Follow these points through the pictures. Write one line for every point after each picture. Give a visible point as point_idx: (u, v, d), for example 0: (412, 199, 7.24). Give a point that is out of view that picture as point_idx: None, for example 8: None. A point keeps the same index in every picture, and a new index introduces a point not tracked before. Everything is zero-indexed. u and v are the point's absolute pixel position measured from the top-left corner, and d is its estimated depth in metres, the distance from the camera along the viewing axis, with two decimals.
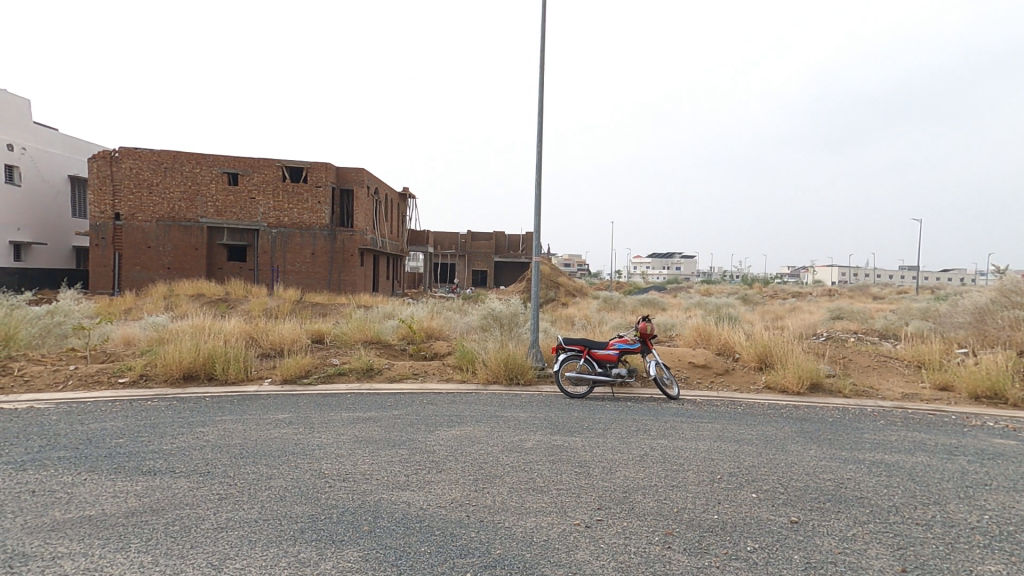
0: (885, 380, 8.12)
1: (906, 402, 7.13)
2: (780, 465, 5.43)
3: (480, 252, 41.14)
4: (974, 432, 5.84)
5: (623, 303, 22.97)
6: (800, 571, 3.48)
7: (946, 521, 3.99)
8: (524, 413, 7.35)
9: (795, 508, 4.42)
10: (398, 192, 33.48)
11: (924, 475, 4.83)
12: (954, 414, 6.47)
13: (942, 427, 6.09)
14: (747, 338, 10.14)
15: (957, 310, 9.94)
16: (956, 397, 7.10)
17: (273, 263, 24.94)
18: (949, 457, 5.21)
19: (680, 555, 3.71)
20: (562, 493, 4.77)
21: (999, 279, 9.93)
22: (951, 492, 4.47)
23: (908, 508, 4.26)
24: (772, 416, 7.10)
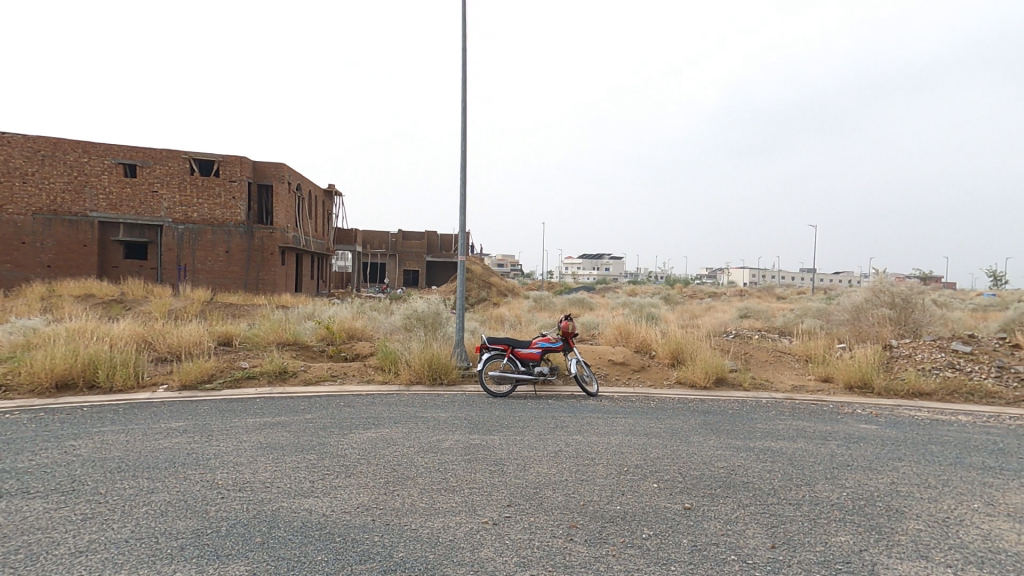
0: (778, 373, 8.82)
1: (795, 393, 7.78)
2: (681, 455, 5.76)
3: (412, 251, 40.75)
4: (845, 418, 6.49)
5: (553, 303, 23.45)
6: (687, 555, 3.67)
7: (813, 499, 4.40)
8: (445, 413, 7.33)
9: (690, 495, 4.70)
10: (322, 189, 32.46)
11: (801, 459, 5.32)
12: (832, 403, 7.13)
13: (820, 414, 6.70)
14: (663, 336, 10.66)
15: (839, 309, 11.05)
16: (834, 387, 7.81)
17: (180, 261, 23.32)
18: (823, 441, 5.76)
19: (580, 547, 3.83)
20: (473, 491, 4.80)
21: (875, 278, 11.00)
22: (820, 474, 4.92)
23: (784, 490, 4.65)
24: (680, 410, 7.52)
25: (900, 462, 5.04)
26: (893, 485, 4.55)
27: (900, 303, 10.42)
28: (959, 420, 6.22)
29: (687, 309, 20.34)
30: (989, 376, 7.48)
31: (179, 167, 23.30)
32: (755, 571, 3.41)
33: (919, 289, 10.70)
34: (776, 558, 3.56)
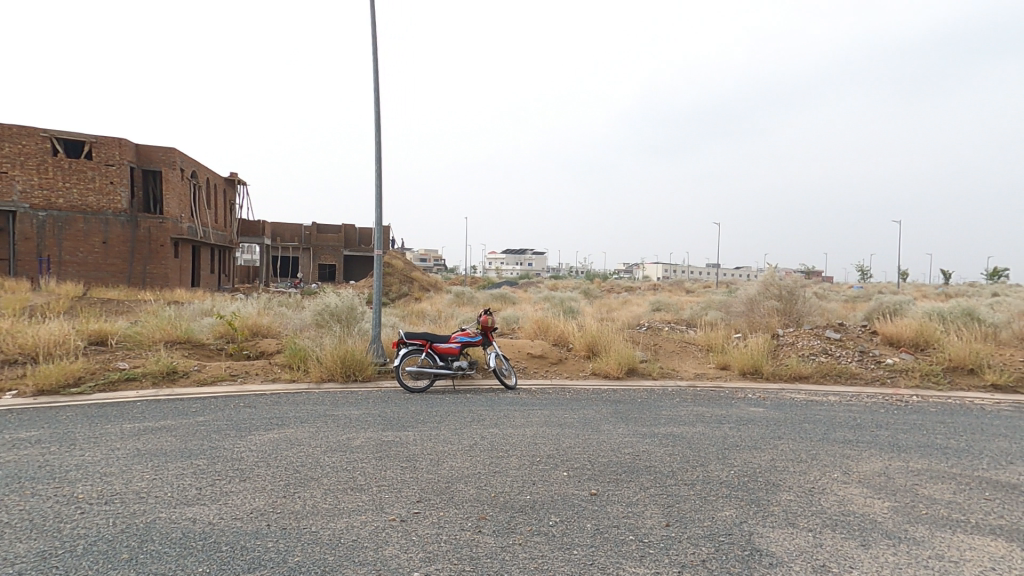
0: (682, 362, 9.35)
1: (697, 381, 8.28)
2: (591, 444, 5.92)
3: (328, 245, 39.10)
4: (738, 402, 6.99)
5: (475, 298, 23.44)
6: (590, 538, 3.74)
7: (706, 479, 4.68)
8: (357, 411, 7.06)
9: (597, 481, 4.83)
10: (221, 178, 30.27)
11: (698, 442, 5.65)
12: (728, 389, 7.66)
13: (717, 400, 7.18)
14: (580, 329, 10.94)
15: (737, 302, 11.92)
16: (730, 374, 8.40)
17: (42, 252, 20.76)
18: (718, 425, 6.16)
19: (488, 537, 3.79)
20: (382, 489, 4.63)
21: (767, 272, 11.98)
22: (714, 455, 5.24)
23: (682, 471, 4.92)
24: (594, 400, 7.75)
25: (780, 441, 5.50)
26: (773, 462, 4.95)
27: (785, 295, 11.41)
28: (830, 401, 6.90)
29: (604, 304, 21.06)
30: (854, 359, 8.37)
31: (41, 147, 20.74)
32: (651, 548, 3.55)
33: (802, 283, 11.80)
34: (669, 535, 3.72)
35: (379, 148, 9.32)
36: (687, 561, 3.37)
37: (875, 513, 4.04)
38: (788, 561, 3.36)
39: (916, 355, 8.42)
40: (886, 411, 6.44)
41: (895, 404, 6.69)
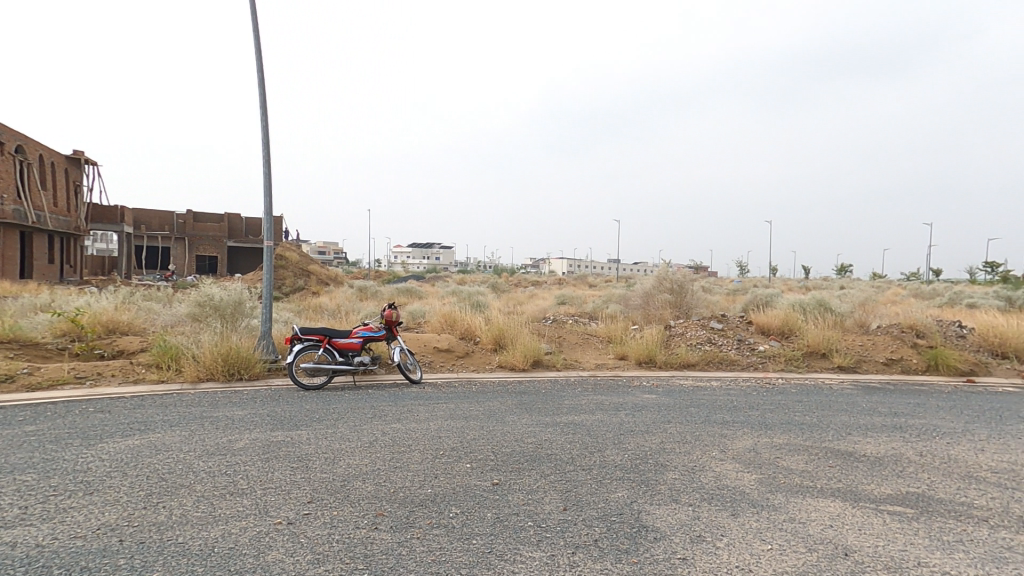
0: (584, 353, 9.72)
1: (597, 371, 8.63)
2: (495, 435, 5.93)
3: (208, 235, 35.91)
4: (634, 390, 7.40)
5: (378, 292, 22.72)
6: (489, 527, 3.73)
7: (602, 463, 4.87)
8: (241, 411, 6.50)
9: (499, 471, 4.83)
10: (60, 157, 26.58)
11: (596, 429, 5.88)
12: (625, 378, 8.07)
13: (615, 388, 7.54)
14: (487, 323, 10.95)
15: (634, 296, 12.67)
16: (628, 363, 8.87)
17: None
18: (615, 412, 6.46)
19: (384, 533, 3.64)
20: (267, 492, 4.29)
21: (662, 267, 12.81)
22: (610, 440, 5.49)
23: (580, 457, 5.08)
24: (500, 392, 7.79)
25: (669, 424, 5.88)
26: (662, 444, 5.29)
27: (677, 289, 12.29)
28: (712, 385, 7.53)
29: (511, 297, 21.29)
30: (733, 347, 9.19)
31: None
32: (547, 532, 3.62)
33: (692, 278, 12.75)
34: (565, 519, 3.81)
35: (266, 133, 8.65)
36: (580, 541, 3.48)
37: (744, 485, 4.48)
38: (670, 535, 3.60)
39: (783, 342, 9.44)
40: (757, 393, 7.15)
41: (765, 386, 7.44)
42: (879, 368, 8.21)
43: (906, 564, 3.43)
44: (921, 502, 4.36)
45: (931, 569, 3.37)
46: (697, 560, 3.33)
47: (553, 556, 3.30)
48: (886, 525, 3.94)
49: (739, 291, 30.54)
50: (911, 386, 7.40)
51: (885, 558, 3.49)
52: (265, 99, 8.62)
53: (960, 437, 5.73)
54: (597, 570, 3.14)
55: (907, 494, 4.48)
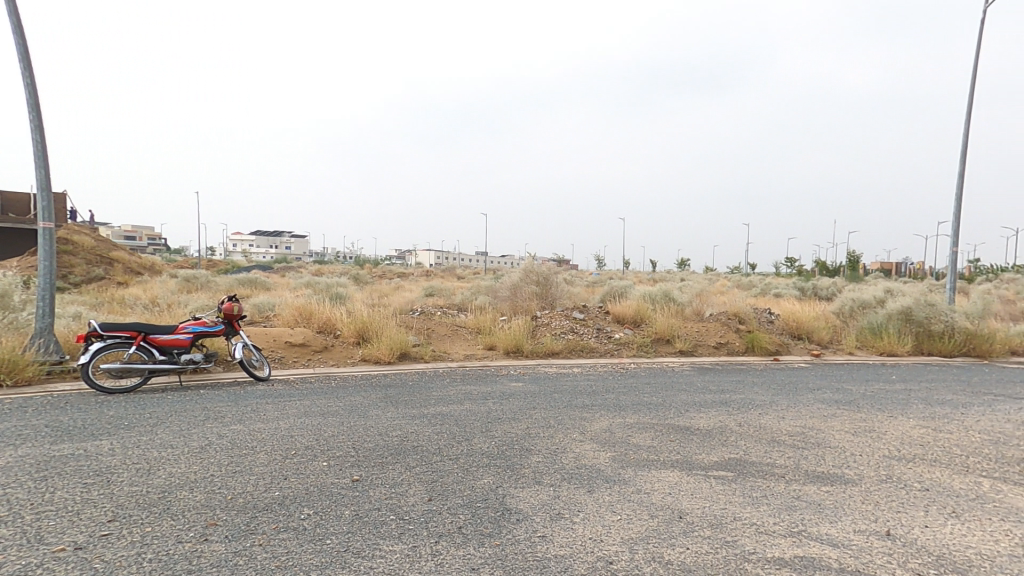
0: (453, 344, 9.68)
1: (466, 361, 8.65)
2: (357, 430, 5.59)
3: None
4: (502, 378, 7.55)
5: (212, 284, 20.24)
6: (345, 525, 3.47)
7: (469, 452, 4.85)
8: (10, 424, 5.27)
9: (360, 467, 4.54)
10: None
11: (464, 419, 5.85)
12: (493, 367, 8.19)
13: (484, 377, 7.62)
14: (349, 315, 10.32)
15: (501, 287, 12.98)
16: (496, 353, 9.03)
17: None
18: (484, 401, 6.51)
19: (217, 545, 3.19)
20: (49, 515, 3.51)
21: (529, 260, 13.27)
22: (477, 428, 5.50)
23: (447, 447, 5.00)
24: (362, 386, 7.39)
25: (534, 410, 6.08)
26: (527, 429, 5.45)
27: (543, 281, 12.83)
28: (574, 371, 8.00)
29: (375, 289, 20.46)
30: (592, 335, 9.85)
31: None
32: (409, 524, 3.48)
33: (556, 270, 13.41)
34: (429, 509, 3.70)
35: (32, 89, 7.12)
36: (444, 530, 3.40)
37: (600, 463, 4.79)
38: (532, 515, 3.71)
39: (634, 329, 10.38)
40: (613, 376, 7.76)
41: (619, 370, 8.10)
42: (711, 351, 9.42)
43: (724, 520, 3.95)
44: (739, 465, 5.08)
45: (741, 522, 3.93)
46: (555, 536, 3.47)
47: (416, 547, 3.18)
48: (711, 488, 4.51)
49: (597, 283, 32.92)
50: (734, 366, 8.61)
51: (709, 517, 3.98)
52: (27, 48, 7.11)
53: (769, 407, 6.80)
54: (461, 556, 3.10)
55: (728, 459, 5.19)
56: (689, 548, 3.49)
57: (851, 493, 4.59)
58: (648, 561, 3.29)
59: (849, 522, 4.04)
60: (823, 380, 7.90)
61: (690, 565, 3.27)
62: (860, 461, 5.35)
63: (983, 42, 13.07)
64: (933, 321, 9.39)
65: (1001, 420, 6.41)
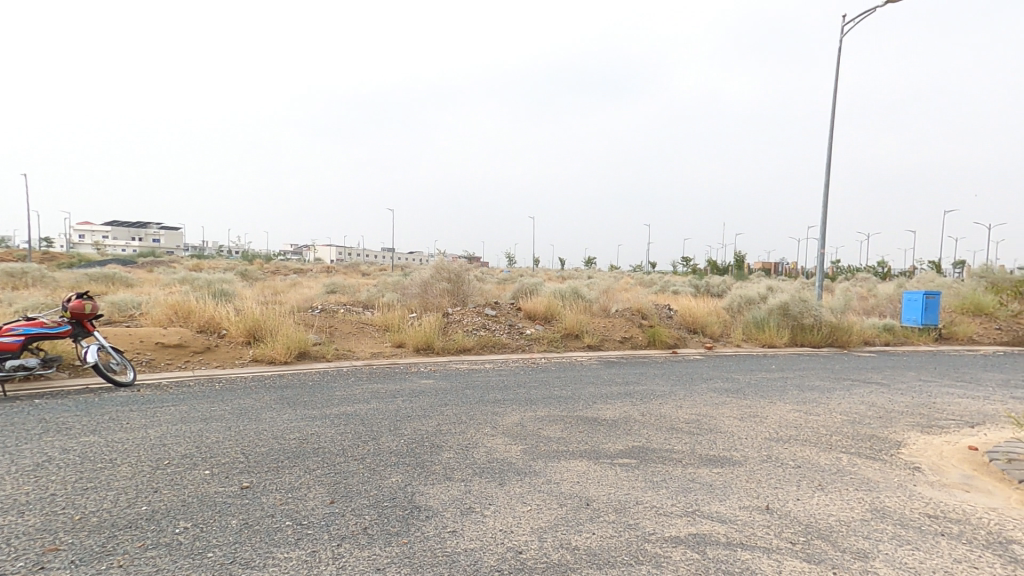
0: (358, 342, 9.41)
1: (372, 360, 8.44)
2: (247, 434, 5.25)
3: None
4: (411, 376, 7.46)
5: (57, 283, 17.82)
6: (232, 536, 3.25)
7: (375, 451, 4.74)
8: None
9: (250, 473, 4.26)
10: None
11: (370, 418, 5.70)
12: (402, 365, 8.06)
13: (392, 375, 7.48)
14: (237, 312, 9.60)
15: (412, 284, 12.76)
16: (406, 351, 8.90)
17: None
18: (392, 399, 6.38)
19: (59, 571, 2.83)
20: None
21: (439, 257, 13.15)
22: (386, 427, 5.39)
23: (351, 448, 4.84)
24: (253, 388, 6.95)
25: (445, 407, 6.08)
26: (438, 426, 5.43)
27: (454, 278, 12.78)
28: (486, 367, 8.09)
29: (268, 285, 19.29)
30: (504, 332, 9.99)
31: None
32: (308, 529, 3.33)
33: (468, 267, 13.40)
34: (331, 512, 3.58)
35: None
36: (347, 532, 3.31)
37: (512, 456, 4.89)
38: (441, 511, 3.71)
39: (545, 326, 10.66)
40: (524, 371, 7.94)
41: (530, 366, 8.31)
42: (617, 346, 9.93)
43: (628, 504, 4.20)
44: (641, 452, 5.41)
45: (643, 505, 4.20)
46: (465, 531, 3.50)
47: (314, 552, 3.06)
48: (616, 475, 4.77)
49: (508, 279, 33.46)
50: (637, 359, 9.14)
51: (615, 502, 4.21)
52: None
53: (670, 397, 7.30)
54: (364, 557, 3.03)
55: (632, 447, 5.51)
56: (595, 533, 3.66)
57: (737, 473, 5.07)
58: (556, 547, 3.42)
59: (736, 499, 4.46)
60: (715, 370, 8.64)
61: (596, 549, 3.44)
62: (746, 443, 5.92)
63: (837, 70, 14.89)
64: (805, 314, 10.54)
65: (858, 402, 7.38)
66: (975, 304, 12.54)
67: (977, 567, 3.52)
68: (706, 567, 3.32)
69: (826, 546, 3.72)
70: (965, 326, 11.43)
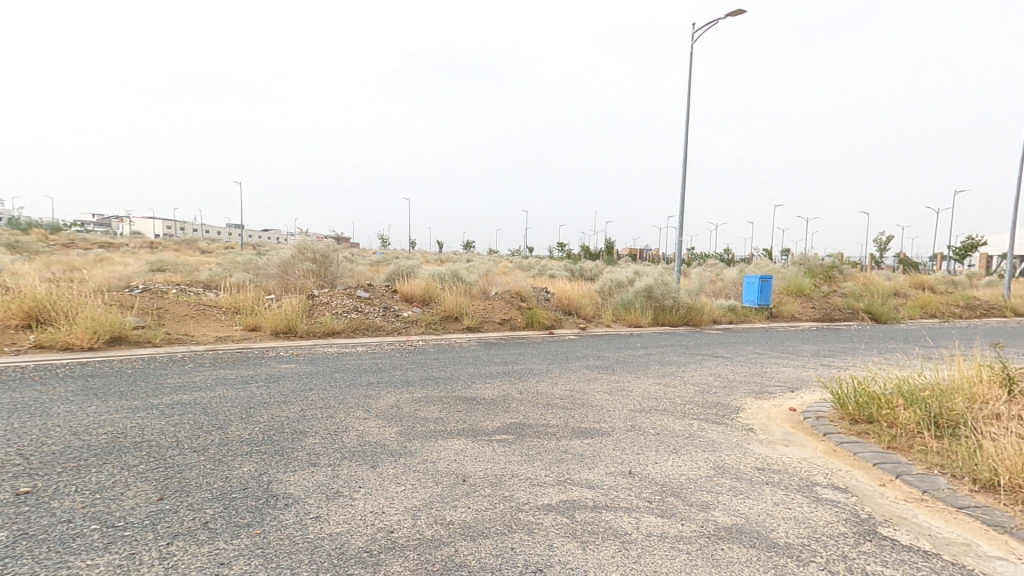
0: (202, 328, 8.78)
1: (218, 344, 7.98)
2: (31, 432, 4.48)
3: None
4: (269, 361, 7.13)
5: None
6: (2, 550, 2.80)
7: (222, 441, 4.46)
8: None
9: (31, 477, 3.65)
10: None
11: (215, 406, 5.32)
12: (256, 349, 7.70)
13: (244, 360, 7.11)
14: (11, 291, 8.21)
15: (268, 265, 12.04)
16: (261, 334, 8.55)
17: None
18: (243, 385, 6.03)
19: None
20: None
21: (300, 236, 12.63)
22: (235, 415, 5.09)
23: (191, 438, 4.49)
24: (49, 377, 6.03)
25: (311, 391, 5.91)
26: (301, 412, 5.24)
27: (320, 259, 12.40)
28: (358, 350, 7.94)
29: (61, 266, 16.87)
30: (379, 314, 9.85)
31: None
32: (125, 531, 3.07)
33: (336, 248, 13.07)
34: (159, 509, 3.32)
35: None
36: (181, 529, 3.11)
37: (385, 438, 4.89)
38: (303, 498, 3.64)
39: (423, 308, 10.66)
40: (400, 354, 7.89)
41: (407, 348, 8.30)
42: (496, 327, 10.23)
43: (504, 477, 4.41)
44: (518, 428, 5.69)
45: (517, 478, 4.44)
46: (330, 515, 3.47)
47: (134, 554, 2.83)
48: (494, 451, 4.98)
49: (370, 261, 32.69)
50: (516, 339, 9.51)
51: (491, 476, 4.40)
52: None
53: (545, 375, 7.72)
54: (205, 553, 2.89)
55: (509, 424, 5.77)
56: (471, 507, 3.82)
57: (604, 442, 5.54)
58: (430, 524, 3.51)
59: (603, 466, 4.88)
60: (588, 349, 9.28)
61: (471, 522, 3.59)
62: (613, 415, 6.47)
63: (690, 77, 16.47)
64: (667, 296, 11.63)
65: (707, 373, 8.38)
66: (797, 287, 14.75)
67: (790, 507, 4.23)
68: (574, 529, 3.63)
69: (676, 501, 4.21)
70: (789, 306, 13.44)
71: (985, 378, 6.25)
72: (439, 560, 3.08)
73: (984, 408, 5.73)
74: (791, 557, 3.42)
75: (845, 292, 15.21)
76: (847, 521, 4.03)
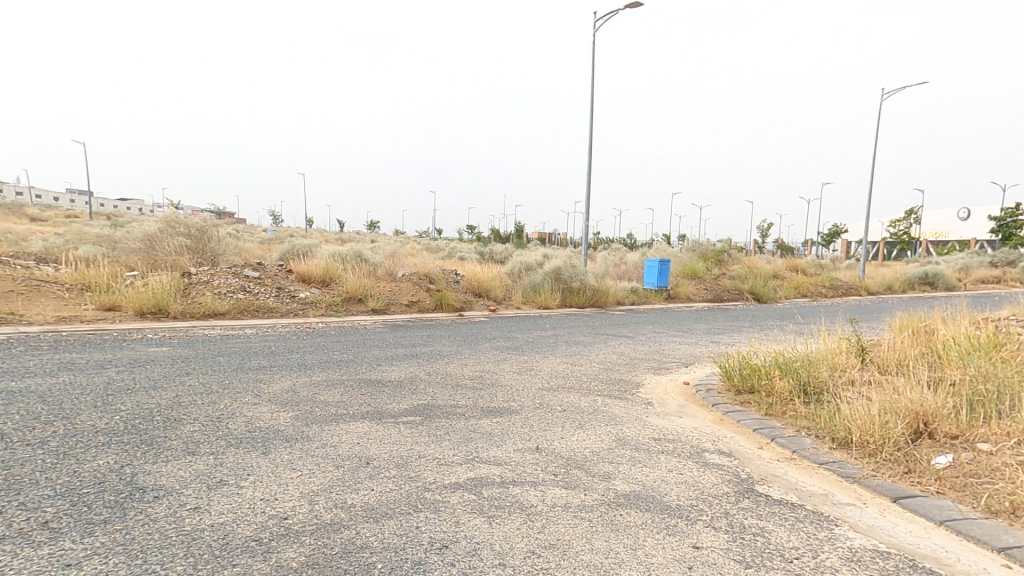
0: (34, 308, 7.83)
1: (62, 325, 7.27)
2: None
3: None
4: (133, 344, 6.58)
5: None
6: None
7: (69, 432, 4.05)
8: None
9: None
10: None
11: (59, 394, 4.80)
12: (116, 332, 7.11)
13: (102, 344, 6.52)
14: None
15: (127, 238, 10.82)
16: (123, 316, 7.94)
17: None
18: (97, 370, 5.52)
19: None
20: None
21: (168, 210, 11.68)
22: (86, 404, 4.62)
23: (27, 431, 4.03)
24: None
25: (188, 376, 5.54)
26: (175, 399, 4.88)
27: (196, 234, 11.57)
28: (246, 333, 7.55)
29: None
30: (271, 296, 9.42)
31: None
32: None
33: (214, 224, 12.27)
34: None
35: None
36: (11, 531, 2.80)
37: (279, 423, 4.68)
38: (178, 489, 3.41)
39: (322, 289, 10.26)
40: (296, 337, 7.57)
41: (304, 330, 7.98)
42: (404, 309, 10.11)
43: (411, 458, 4.40)
44: (426, 409, 5.68)
45: (425, 458, 4.43)
46: (212, 505, 3.28)
47: None
48: (400, 432, 4.94)
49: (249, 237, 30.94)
50: (425, 322, 9.47)
51: (397, 458, 4.37)
52: None
53: (454, 356, 7.76)
54: (45, 555, 2.64)
55: (417, 405, 5.74)
56: (375, 489, 3.77)
57: (513, 420, 5.67)
58: (329, 508, 3.42)
59: (512, 443, 5.00)
60: (497, 330, 9.42)
61: (375, 504, 3.55)
62: (523, 393, 6.65)
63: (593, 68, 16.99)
64: (574, 279, 12.08)
65: (611, 351, 8.83)
66: (692, 270, 15.86)
67: (682, 472, 4.59)
68: (481, 505, 3.69)
69: (581, 473, 4.42)
70: (684, 288, 14.42)
71: (844, 350, 7.10)
72: (338, 543, 3.03)
73: (843, 375, 6.52)
74: (682, 518, 3.71)
75: (733, 274, 16.59)
76: (729, 482, 4.43)
